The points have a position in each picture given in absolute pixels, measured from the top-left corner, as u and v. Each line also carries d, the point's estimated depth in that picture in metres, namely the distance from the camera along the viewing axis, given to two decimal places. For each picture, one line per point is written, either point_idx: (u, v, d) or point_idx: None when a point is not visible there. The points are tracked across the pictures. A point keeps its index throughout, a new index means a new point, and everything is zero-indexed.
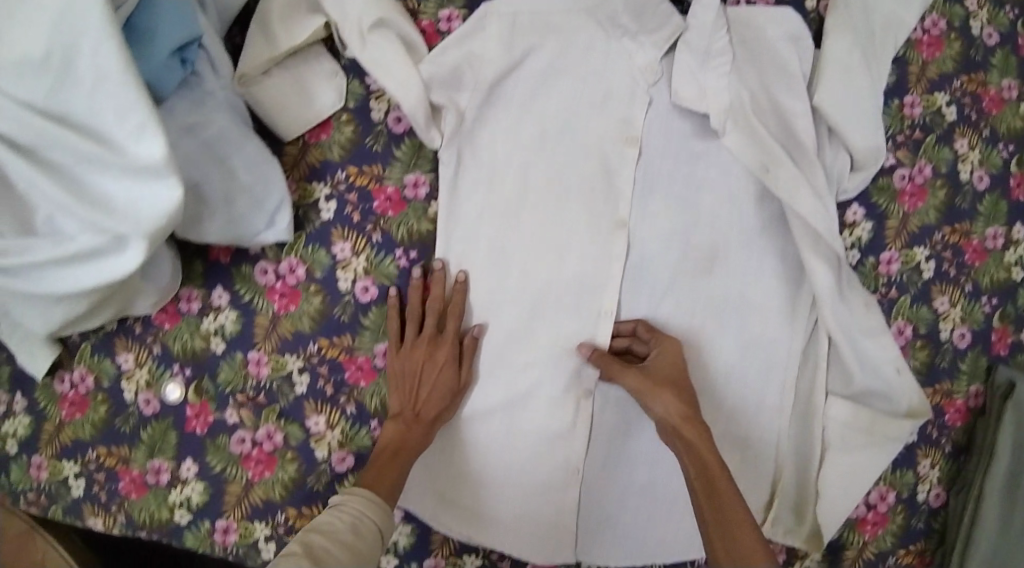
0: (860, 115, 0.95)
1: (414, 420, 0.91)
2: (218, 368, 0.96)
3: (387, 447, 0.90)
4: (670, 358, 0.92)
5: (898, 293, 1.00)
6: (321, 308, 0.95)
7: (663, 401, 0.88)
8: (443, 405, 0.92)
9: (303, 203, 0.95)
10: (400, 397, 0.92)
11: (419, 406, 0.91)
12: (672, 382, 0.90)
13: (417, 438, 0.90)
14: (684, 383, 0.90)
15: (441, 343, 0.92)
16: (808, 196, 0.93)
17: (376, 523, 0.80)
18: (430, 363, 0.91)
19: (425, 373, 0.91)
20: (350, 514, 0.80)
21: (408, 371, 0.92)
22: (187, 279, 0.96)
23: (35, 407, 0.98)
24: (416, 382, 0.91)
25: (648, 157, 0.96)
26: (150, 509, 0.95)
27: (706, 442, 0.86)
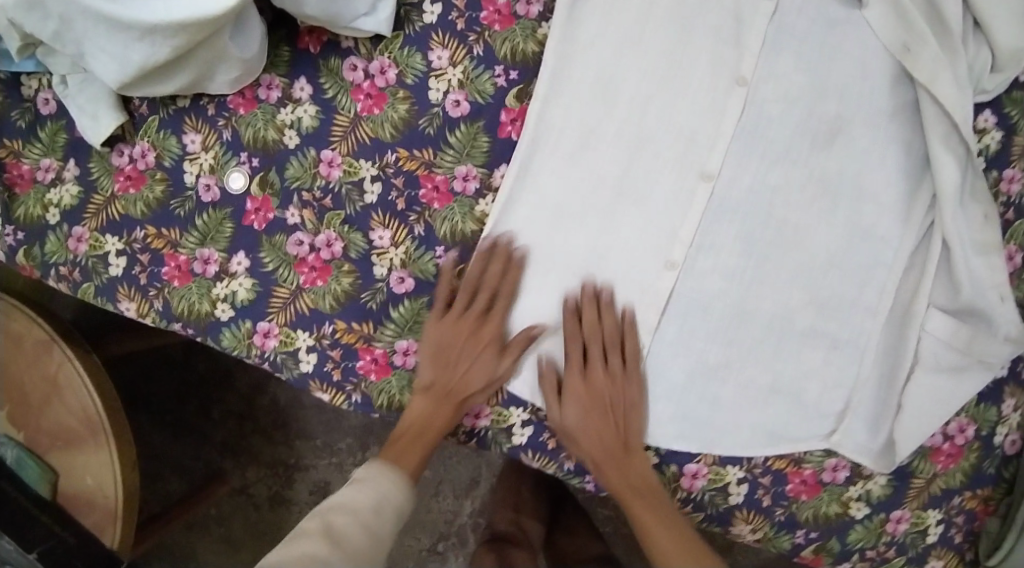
0: (1014, 11, 0.88)
1: (446, 397, 0.85)
2: (287, 164, 0.89)
3: (409, 429, 0.86)
4: (581, 411, 0.85)
5: (1017, 217, 0.92)
6: (406, 117, 0.89)
7: (603, 473, 0.86)
8: (474, 383, 0.85)
9: (406, 1, 0.89)
10: (430, 370, 0.85)
11: (452, 385, 0.85)
12: (608, 452, 0.86)
13: (443, 418, 0.85)
14: (619, 445, 0.86)
15: (486, 328, 0.85)
16: (949, 81, 0.85)
17: (397, 502, 0.81)
18: (472, 342, 0.85)
19: (466, 366, 0.85)
20: (371, 493, 0.80)
21: (445, 350, 0.86)
22: (271, 66, 0.90)
23: (87, 177, 0.92)
24: (454, 356, 0.85)
25: (784, 17, 0.88)
26: (190, 300, 0.89)
27: (661, 520, 0.84)
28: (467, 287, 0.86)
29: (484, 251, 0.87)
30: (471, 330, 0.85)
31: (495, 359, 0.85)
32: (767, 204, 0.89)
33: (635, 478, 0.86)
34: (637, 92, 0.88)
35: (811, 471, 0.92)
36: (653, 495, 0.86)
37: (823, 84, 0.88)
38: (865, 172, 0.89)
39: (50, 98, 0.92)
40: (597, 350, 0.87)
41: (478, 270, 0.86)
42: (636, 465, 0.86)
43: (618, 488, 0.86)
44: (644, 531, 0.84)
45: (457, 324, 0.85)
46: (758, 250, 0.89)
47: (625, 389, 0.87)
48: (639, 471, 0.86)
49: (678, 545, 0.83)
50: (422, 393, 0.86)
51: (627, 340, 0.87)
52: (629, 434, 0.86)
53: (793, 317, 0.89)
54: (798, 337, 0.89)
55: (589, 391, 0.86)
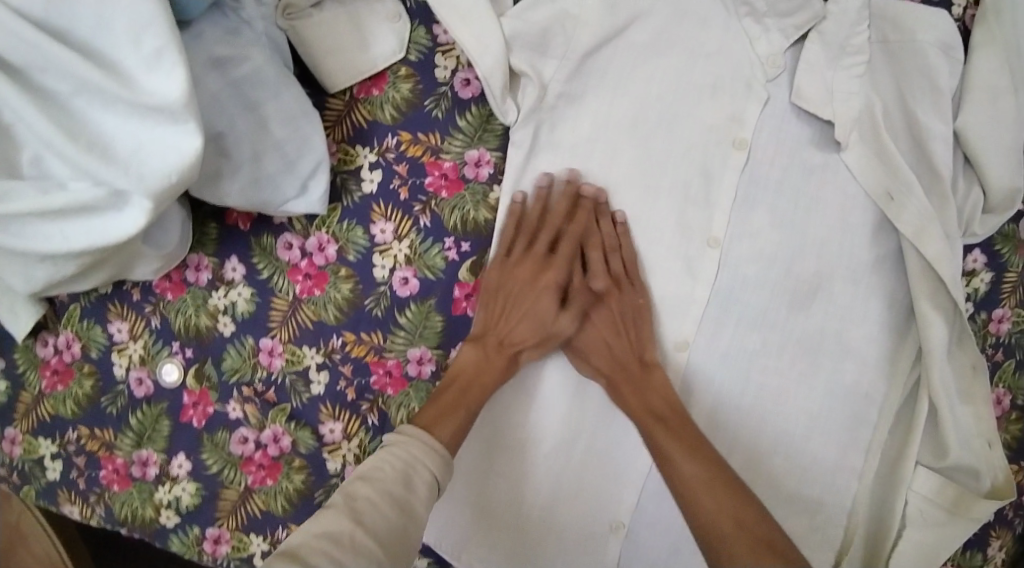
0: (1005, 149, 0.82)
1: (498, 350, 0.79)
2: (224, 353, 0.82)
3: (462, 376, 0.77)
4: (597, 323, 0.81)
5: (1006, 357, 0.88)
6: (351, 297, 0.81)
7: (618, 394, 0.79)
8: (524, 333, 0.79)
9: (342, 168, 0.80)
10: (482, 319, 0.80)
11: (503, 333, 0.79)
12: (620, 366, 0.80)
13: (497, 372, 0.78)
14: (633, 360, 0.80)
15: (552, 267, 0.80)
16: (936, 236, 0.79)
17: (432, 472, 0.69)
18: (529, 291, 0.80)
19: (522, 310, 0.79)
20: (404, 457, 0.68)
21: (504, 287, 0.79)
22: (198, 244, 0.82)
23: (13, 371, 0.85)
24: (508, 305, 0.80)
25: (755, 165, 0.82)
26: (133, 505, 0.83)
27: (684, 447, 0.75)
28: (527, 225, 0.80)
29: (540, 189, 0.80)
30: (531, 273, 0.79)
31: (553, 299, 0.79)
32: (746, 371, 0.83)
33: (653, 399, 0.78)
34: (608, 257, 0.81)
35: None
36: (679, 420, 0.77)
37: (802, 238, 0.82)
38: (848, 327, 0.83)
39: None
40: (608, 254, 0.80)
41: (540, 209, 0.80)
42: (655, 380, 0.79)
43: (639, 414, 0.78)
44: (662, 451, 0.76)
45: (516, 270, 0.79)
46: (736, 420, 0.84)
47: (629, 295, 0.80)
48: (661, 397, 0.78)
49: (699, 467, 0.73)
50: (473, 341, 0.79)
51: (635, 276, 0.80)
52: (643, 347, 0.80)
53: (778, 484, 0.84)
54: (782, 504, 0.85)
55: (606, 299, 0.80)
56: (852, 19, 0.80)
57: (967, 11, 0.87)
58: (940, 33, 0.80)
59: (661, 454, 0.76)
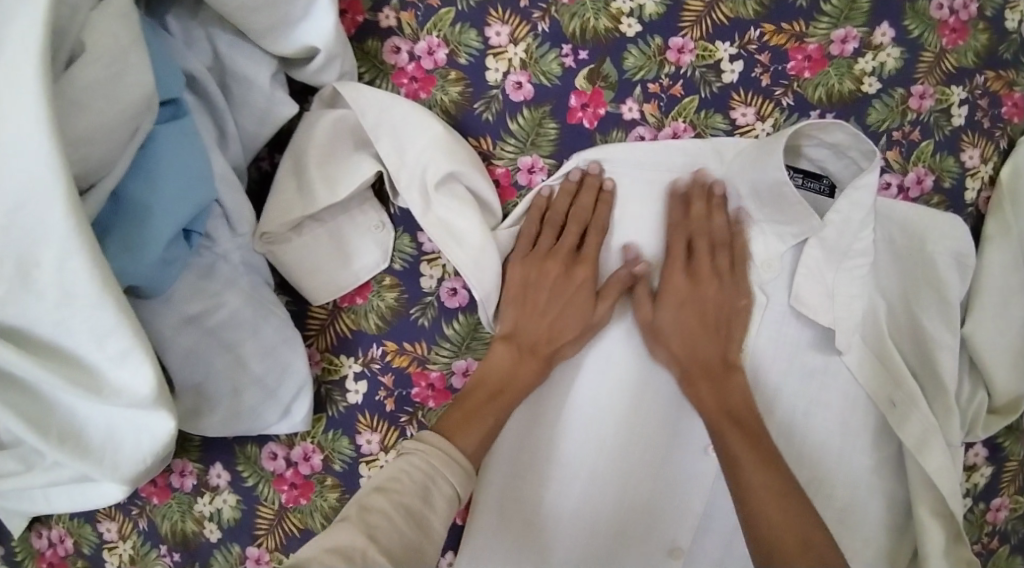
0: (1013, 354, 0.79)
1: (531, 352, 0.76)
2: (212, 558, 0.81)
3: (492, 380, 0.75)
4: (677, 309, 0.77)
5: (1001, 542, 0.86)
6: (338, 506, 0.79)
7: (696, 392, 0.76)
8: (563, 323, 0.76)
9: (326, 378, 0.78)
10: (514, 316, 0.77)
11: (539, 336, 0.77)
12: (704, 365, 0.77)
13: (529, 374, 0.76)
14: (717, 361, 0.77)
15: (580, 262, 0.77)
16: (936, 450, 0.77)
17: (453, 487, 0.66)
18: (567, 288, 0.77)
19: (554, 308, 0.77)
20: (421, 471, 0.65)
21: (532, 280, 0.78)
22: (182, 449, 0.80)
23: (12, 557, 0.87)
24: (541, 302, 0.78)
25: (753, 370, 0.80)
26: None
27: (755, 455, 0.72)
28: (551, 222, 0.78)
29: (569, 183, 0.77)
30: (562, 268, 0.77)
31: (587, 295, 0.77)
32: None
33: (731, 398, 0.75)
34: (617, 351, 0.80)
35: None
36: (751, 421, 0.74)
37: (800, 441, 0.80)
38: (847, 530, 0.81)
39: None
40: (704, 246, 0.77)
41: (564, 201, 0.77)
42: (736, 384, 0.76)
43: (713, 413, 0.74)
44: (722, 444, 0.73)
45: (547, 264, 0.78)
46: None
47: (732, 294, 0.78)
48: (737, 395, 0.75)
49: (766, 477, 0.70)
50: (504, 341, 0.76)
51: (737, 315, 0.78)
52: (729, 347, 0.78)
53: None
54: None
55: (691, 289, 0.77)
56: (857, 227, 0.76)
57: (980, 194, 0.81)
58: (951, 243, 0.77)
59: (725, 451, 0.73)
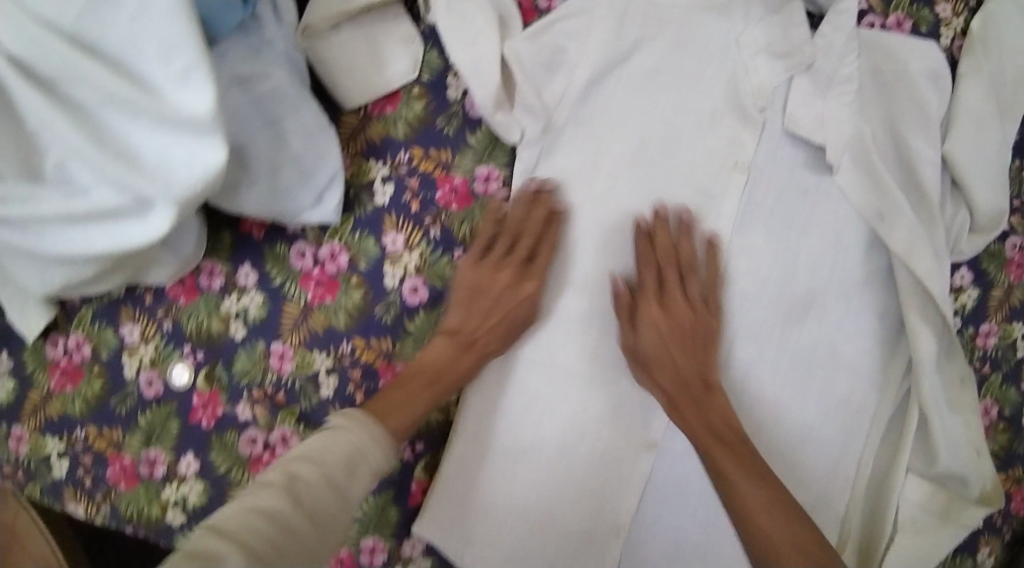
0: (993, 173, 0.85)
1: (469, 347, 0.80)
2: (235, 356, 0.84)
3: (422, 367, 0.79)
4: (659, 340, 0.80)
5: (993, 370, 0.90)
6: (361, 304, 0.84)
7: (643, 311, 0.81)
8: (496, 341, 0.81)
9: (356, 181, 0.83)
10: (457, 315, 0.81)
11: (477, 334, 0.80)
12: (684, 386, 0.79)
13: (458, 369, 0.79)
14: (697, 378, 0.79)
15: (529, 276, 0.80)
16: (925, 256, 0.83)
17: (376, 466, 0.68)
18: (491, 294, 0.80)
19: (495, 313, 0.80)
20: (347, 446, 0.67)
21: (474, 284, 0.81)
22: (212, 251, 0.84)
23: (21, 372, 0.85)
24: (484, 309, 0.80)
25: (754, 187, 0.85)
26: (138, 503, 0.84)
27: (742, 468, 0.73)
28: (506, 229, 0.82)
29: (525, 194, 0.81)
30: (508, 278, 0.80)
31: (529, 309, 0.81)
32: (743, 377, 0.86)
33: (716, 423, 0.77)
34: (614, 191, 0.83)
35: None
36: (742, 446, 0.75)
37: (797, 257, 0.85)
38: (839, 342, 0.86)
39: None
40: (673, 275, 0.81)
41: (496, 218, 0.82)
42: (714, 406, 0.78)
43: (674, 388, 0.79)
44: (730, 483, 0.72)
45: (496, 275, 0.81)
46: None
47: (705, 319, 0.81)
48: (723, 422, 0.77)
49: (760, 493, 0.71)
50: (445, 337, 0.80)
51: (698, 267, 0.83)
52: (707, 370, 0.80)
53: None
54: None
55: (666, 320, 0.80)
56: (839, 50, 0.83)
57: (954, 42, 0.90)
58: (929, 62, 0.85)
59: (722, 473, 0.73)
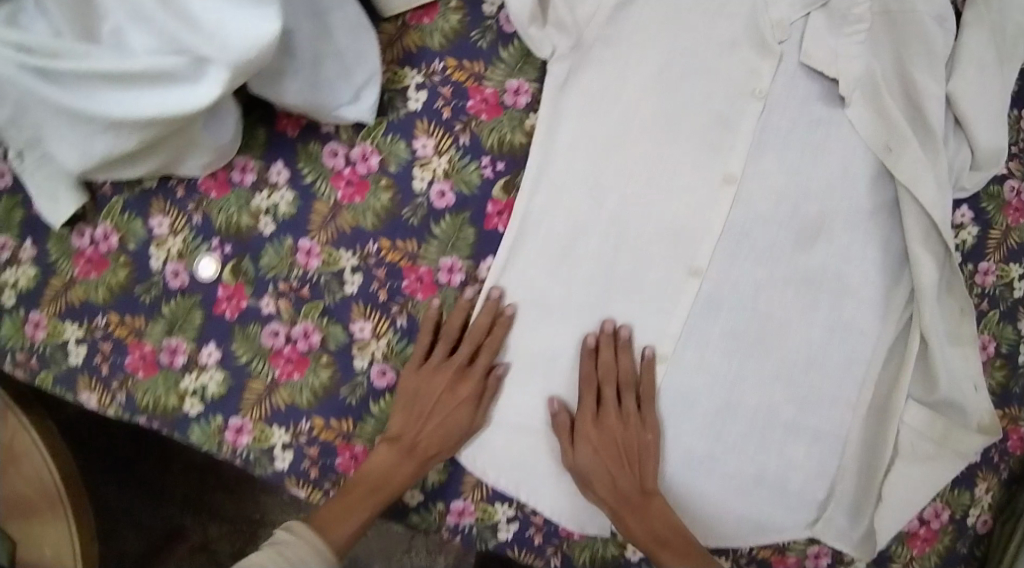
0: (992, 113, 0.89)
1: (413, 452, 0.82)
2: (263, 251, 0.85)
3: (370, 477, 0.81)
4: (595, 455, 0.83)
5: (991, 307, 0.94)
6: (389, 206, 0.86)
7: (582, 430, 0.84)
8: (447, 428, 0.82)
9: (391, 86, 0.87)
10: (399, 422, 0.82)
11: (418, 438, 0.82)
12: (621, 496, 0.82)
13: (406, 473, 0.81)
14: (637, 491, 0.82)
15: (465, 383, 0.83)
16: (928, 184, 0.86)
17: (315, 544, 0.75)
18: (434, 420, 0.82)
19: (436, 419, 0.82)
20: (293, 560, 0.73)
21: (418, 396, 0.83)
22: (246, 147, 0.86)
23: (44, 259, 0.85)
24: (426, 412, 0.82)
25: (770, 115, 0.89)
26: (155, 392, 0.85)
27: (652, 536, 0.80)
28: (451, 337, 0.84)
29: (488, 306, 0.84)
30: (446, 386, 0.82)
31: (466, 423, 0.83)
32: (753, 296, 0.88)
33: (658, 524, 0.81)
34: (641, 141, 0.87)
35: (794, 559, 0.91)
36: (683, 540, 0.80)
37: (810, 183, 0.88)
38: (848, 268, 0.89)
39: (4, 171, 0.85)
40: (607, 357, 0.85)
41: (480, 332, 0.84)
42: (656, 509, 0.82)
43: (602, 476, 0.82)
44: (632, 538, 0.81)
45: (434, 379, 0.83)
46: (744, 346, 0.88)
47: (638, 433, 0.84)
48: (663, 523, 0.81)
49: (676, 560, 0.79)
50: (389, 444, 0.82)
51: (642, 378, 0.86)
52: (645, 477, 0.83)
53: (777, 411, 0.89)
54: (782, 430, 0.89)
55: (600, 434, 0.83)
56: None
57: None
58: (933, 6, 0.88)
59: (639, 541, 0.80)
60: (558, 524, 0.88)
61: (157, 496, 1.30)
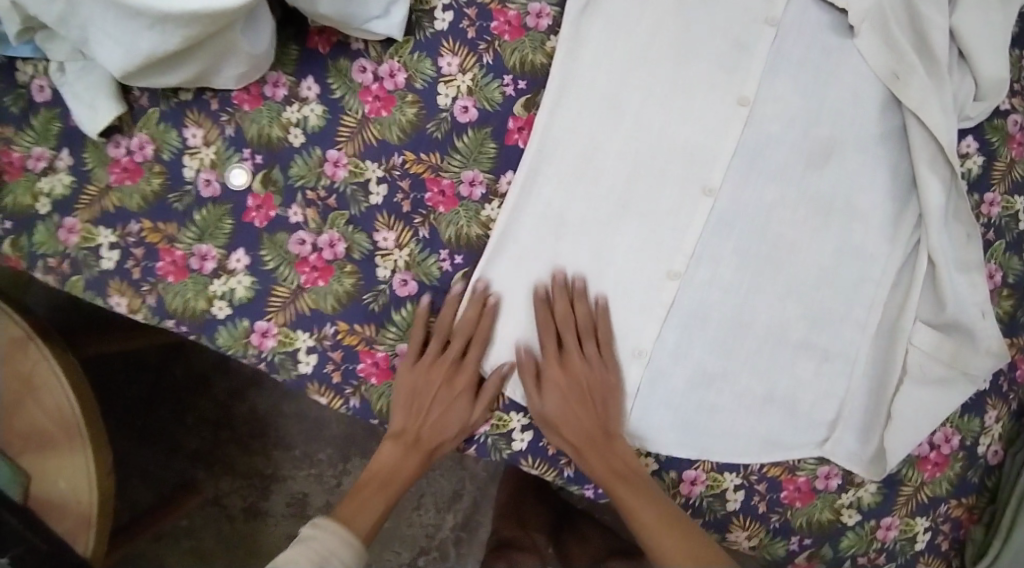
0: (996, 45, 0.92)
1: (415, 444, 0.88)
2: (292, 162, 0.88)
3: (381, 471, 0.89)
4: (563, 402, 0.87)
5: (997, 237, 0.97)
6: (414, 120, 0.89)
7: (551, 376, 0.87)
8: (449, 408, 0.87)
9: (418, 7, 0.90)
10: (401, 419, 0.87)
11: (420, 430, 0.88)
12: (589, 439, 0.86)
13: (411, 466, 0.88)
14: (599, 432, 0.87)
15: (461, 372, 0.87)
16: (935, 107, 0.88)
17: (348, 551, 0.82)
18: (440, 416, 0.87)
19: (437, 409, 0.87)
20: (323, 550, 0.80)
21: (420, 386, 0.87)
22: (279, 63, 0.89)
23: (80, 167, 0.88)
24: (424, 405, 0.87)
25: (784, 42, 0.91)
26: (185, 296, 0.87)
27: (665, 524, 0.84)
28: (441, 341, 0.87)
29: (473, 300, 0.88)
30: (443, 379, 0.86)
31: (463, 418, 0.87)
32: (765, 217, 0.91)
33: (615, 461, 0.86)
34: (657, 64, 0.91)
35: (804, 478, 0.92)
36: (662, 509, 0.85)
37: (821, 107, 0.91)
38: (857, 191, 0.92)
39: (45, 86, 0.88)
40: (572, 334, 0.88)
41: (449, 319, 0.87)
42: (618, 451, 0.87)
43: (574, 435, 0.86)
44: (640, 520, 0.85)
45: (431, 372, 0.87)
46: (756, 262, 0.91)
47: (601, 371, 0.88)
48: (621, 454, 0.87)
49: (681, 546, 0.83)
50: (393, 440, 0.88)
51: (598, 322, 0.89)
52: (608, 421, 0.87)
53: (788, 328, 0.91)
54: (792, 348, 0.91)
55: (568, 380, 0.87)
56: None
57: None
58: None
59: (623, 506, 0.85)
60: None
61: (170, 445, 1.31)
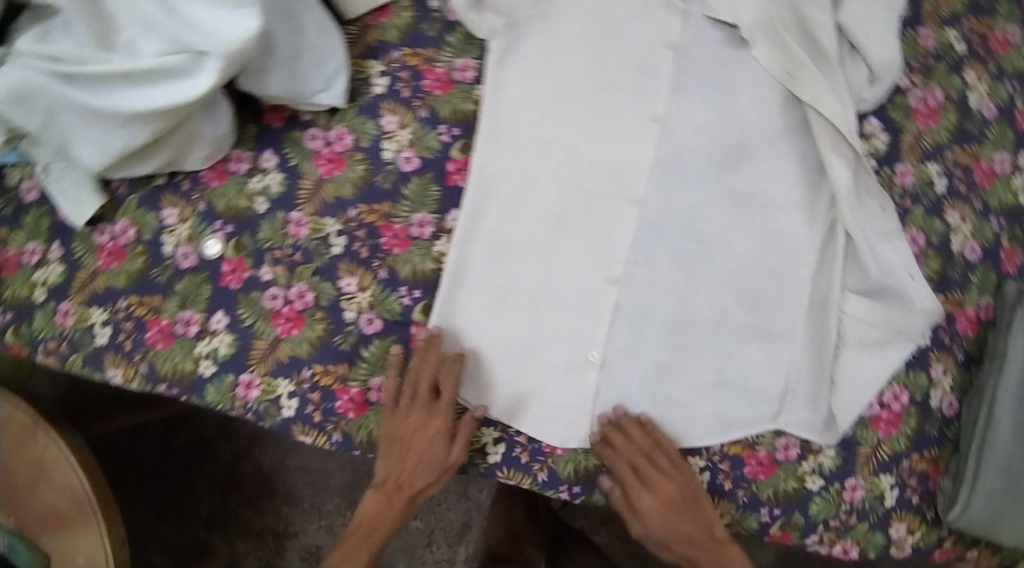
0: (886, 32, 1.00)
1: (397, 492, 0.96)
2: (259, 227, 0.98)
3: (364, 521, 0.98)
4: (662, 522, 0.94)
5: (913, 204, 1.03)
6: (364, 175, 0.99)
7: (643, 504, 0.93)
8: (428, 451, 0.93)
9: (359, 76, 1.01)
10: (383, 468, 0.95)
11: (401, 479, 0.95)
12: (689, 544, 0.94)
13: (393, 512, 0.97)
14: (707, 537, 0.94)
15: (437, 415, 0.93)
16: (829, 97, 0.96)
17: None
18: (416, 457, 0.94)
19: (415, 455, 0.94)
20: None
21: (397, 434, 0.94)
22: (239, 142, 0.99)
23: (70, 256, 0.98)
24: (405, 450, 0.94)
25: (685, 59, 1.01)
26: (173, 359, 0.96)
27: None
28: (409, 386, 0.94)
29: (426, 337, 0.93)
30: (419, 420, 0.93)
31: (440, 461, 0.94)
32: (692, 217, 0.99)
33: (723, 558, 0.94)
34: (573, 91, 1.00)
35: (764, 452, 0.98)
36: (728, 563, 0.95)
37: (728, 112, 1.00)
38: (773, 183, 1.00)
39: (33, 187, 1.00)
40: (647, 458, 0.94)
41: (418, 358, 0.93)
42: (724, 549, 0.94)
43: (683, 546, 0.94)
44: None
45: (407, 419, 0.94)
46: (689, 259, 0.99)
47: (684, 483, 0.94)
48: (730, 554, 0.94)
49: None
50: (376, 489, 0.97)
51: (659, 438, 0.95)
52: (712, 525, 0.95)
53: (728, 315, 0.98)
54: (734, 333, 0.98)
55: (659, 499, 0.94)
56: None
57: None
58: None
59: None
60: (541, 442, 0.98)
61: (184, 511, 1.39)
